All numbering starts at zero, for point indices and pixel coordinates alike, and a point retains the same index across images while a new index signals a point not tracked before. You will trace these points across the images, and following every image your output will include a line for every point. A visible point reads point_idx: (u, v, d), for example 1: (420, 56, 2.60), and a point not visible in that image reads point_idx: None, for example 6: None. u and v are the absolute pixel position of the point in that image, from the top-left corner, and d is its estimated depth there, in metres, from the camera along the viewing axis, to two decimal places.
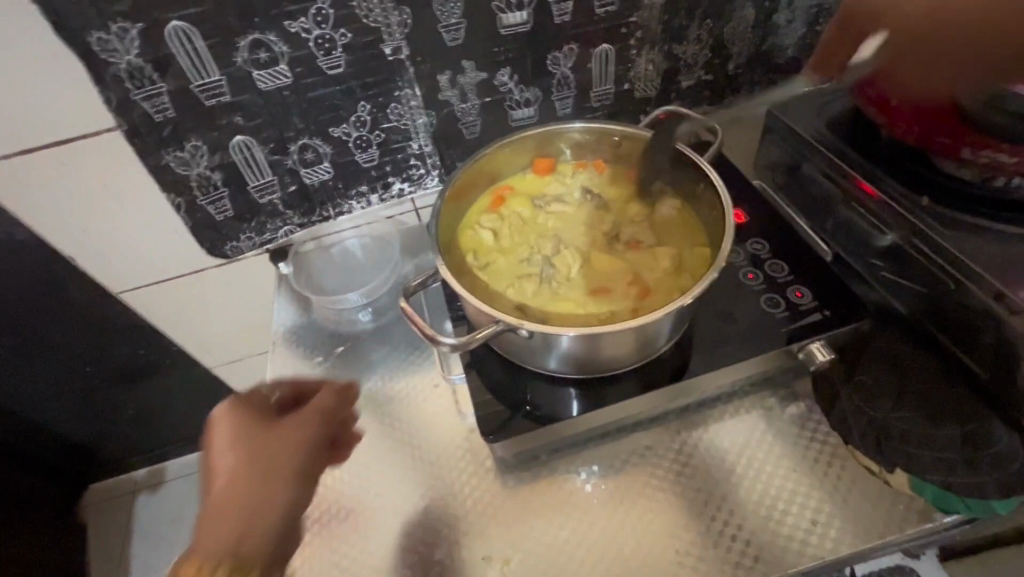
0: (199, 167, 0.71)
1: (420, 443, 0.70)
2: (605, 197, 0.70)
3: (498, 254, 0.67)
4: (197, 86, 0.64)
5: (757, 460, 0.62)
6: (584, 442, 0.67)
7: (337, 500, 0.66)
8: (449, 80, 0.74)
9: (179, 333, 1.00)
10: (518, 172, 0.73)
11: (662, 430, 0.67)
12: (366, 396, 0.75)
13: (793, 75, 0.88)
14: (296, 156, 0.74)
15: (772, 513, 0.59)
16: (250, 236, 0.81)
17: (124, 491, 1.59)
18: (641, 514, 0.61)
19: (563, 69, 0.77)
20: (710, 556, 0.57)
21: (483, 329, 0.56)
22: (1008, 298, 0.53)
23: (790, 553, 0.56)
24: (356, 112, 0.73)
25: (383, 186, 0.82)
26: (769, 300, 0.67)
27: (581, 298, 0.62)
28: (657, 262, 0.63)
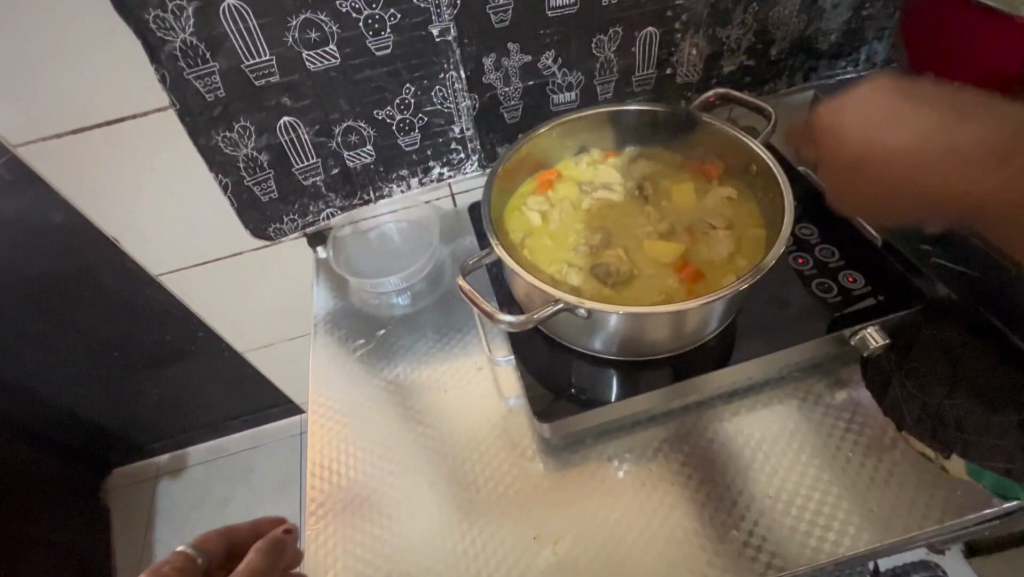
0: (247, 148, 0.71)
1: (464, 424, 0.70)
2: (652, 182, 0.70)
3: (546, 237, 0.66)
4: (247, 66, 0.64)
5: (805, 446, 0.62)
6: (628, 426, 0.67)
7: (385, 480, 0.67)
8: (494, 62, 0.74)
9: (213, 318, 1.01)
10: (566, 158, 0.72)
11: (708, 415, 0.66)
12: (409, 378, 0.75)
13: (835, 61, 0.87)
14: (341, 139, 0.74)
15: (822, 499, 0.59)
16: (293, 218, 0.81)
17: (148, 475, 1.61)
18: (688, 497, 0.61)
19: (607, 52, 0.77)
20: (761, 542, 0.57)
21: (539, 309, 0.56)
22: None
23: (839, 539, 0.56)
24: (401, 95, 0.73)
25: (423, 170, 0.82)
26: (820, 284, 0.66)
27: (634, 281, 0.61)
28: (710, 247, 0.63)
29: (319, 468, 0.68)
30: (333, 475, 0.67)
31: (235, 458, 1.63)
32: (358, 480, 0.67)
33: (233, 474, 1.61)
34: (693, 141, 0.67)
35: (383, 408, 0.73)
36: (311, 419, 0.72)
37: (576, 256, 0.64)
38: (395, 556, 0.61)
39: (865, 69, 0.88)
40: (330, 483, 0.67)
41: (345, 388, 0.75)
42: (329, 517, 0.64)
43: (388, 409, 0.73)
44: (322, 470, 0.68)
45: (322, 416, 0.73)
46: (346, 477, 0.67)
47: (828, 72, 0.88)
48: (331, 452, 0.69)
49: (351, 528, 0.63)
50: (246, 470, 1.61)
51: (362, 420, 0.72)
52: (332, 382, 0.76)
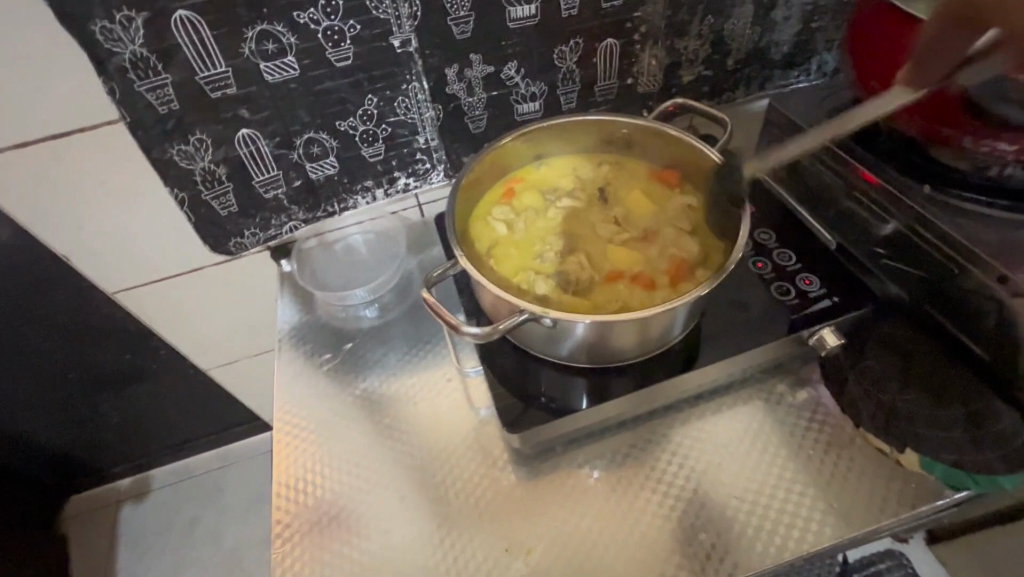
0: (204, 161, 0.69)
1: (435, 437, 0.69)
2: (613, 190, 0.70)
3: (512, 246, 0.66)
4: (202, 77, 0.63)
5: (770, 445, 0.64)
6: (598, 433, 0.67)
7: (356, 497, 0.65)
8: (457, 73, 0.74)
9: (174, 336, 0.98)
10: (529, 167, 0.73)
11: (676, 418, 0.67)
12: (378, 393, 0.74)
13: (789, 71, 0.90)
14: (302, 151, 0.73)
15: (787, 498, 0.60)
16: (255, 232, 0.78)
17: (109, 500, 1.56)
18: (659, 500, 0.62)
19: (569, 63, 0.78)
20: (730, 543, 0.58)
21: (504, 320, 0.55)
22: (1010, 280, 0.55)
23: (803, 536, 0.57)
24: (363, 106, 0.72)
25: (389, 181, 0.81)
26: (779, 287, 0.68)
27: (599, 286, 0.61)
28: (671, 251, 0.64)
29: (287, 488, 0.66)
30: (302, 495, 0.66)
31: (201, 479, 1.60)
32: (328, 500, 0.65)
33: (200, 497, 1.57)
34: (652, 149, 0.69)
35: (352, 423, 0.71)
36: (277, 438, 0.70)
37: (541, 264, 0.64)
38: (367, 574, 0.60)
39: (817, 78, 0.92)
40: (299, 503, 0.65)
41: (312, 405, 0.73)
42: (298, 538, 0.63)
43: (358, 424, 0.71)
44: (292, 489, 0.66)
45: (289, 434, 0.71)
46: (315, 497, 0.66)
47: (783, 81, 0.91)
48: (298, 470, 0.68)
49: (321, 548, 0.62)
50: (214, 492, 1.58)
51: (330, 436, 0.71)
52: (299, 398, 0.74)
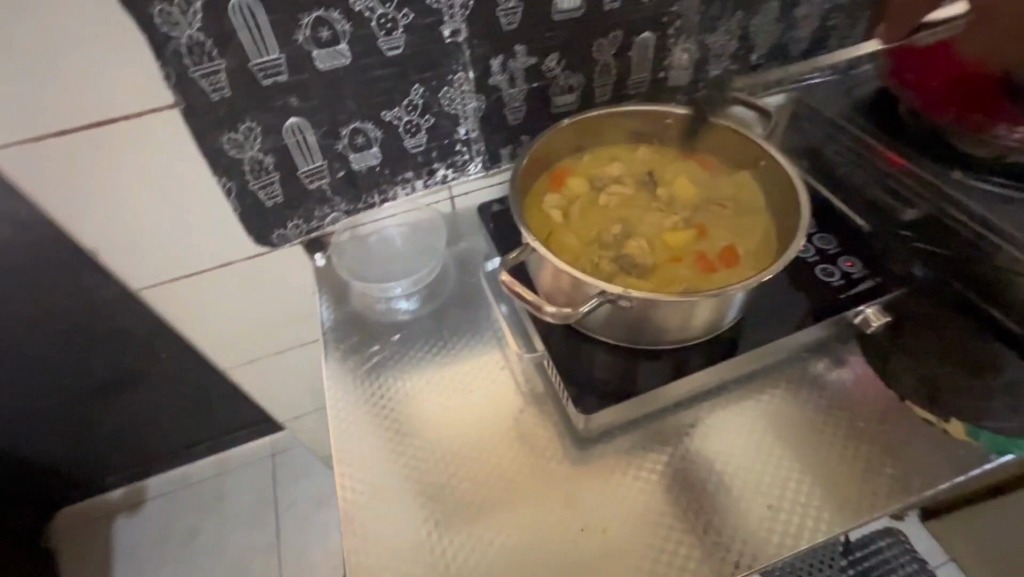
0: (252, 150, 0.67)
1: (492, 424, 0.70)
2: (660, 176, 0.71)
3: (568, 232, 0.66)
4: (255, 64, 0.62)
5: (819, 420, 0.66)
6: (653, 416, 0.69)
7: (420, 485, 0.66)
8: (501, 64, 0.75)
9: (198, 336, 0.94)
10: (575, 155, 0.73)
11: (727, 398, 0.70)
12: (429, 382, 0.74)
13: (805, 66, 0.93)
14: (347, 141, 0.73)
15: (840, 470, 0.63)
16: (298, 224, 0.78)
17: (102, 512, 1.51)
18: (716, 478, 0.64)
19: (607, 55, 0.80)
20: (788, 514, 0.61)
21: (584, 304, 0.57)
22: None
23: (859, 505, 0.60)
24: (409, 96, 0.72)
25: (428, 172, 0.81)
26: (823, 270, 0.70)
27: (659, 269, 0.62)
28: (724, 235, 0.65)
29: (349, 477, 0.67)
30: (372, 483, 0.66)
31: (199, 488, 1.55)
32: (392, 488, 0.66)
33: (199, 505, 1.53)
34: (696, 137, 0.70)
35: (407, 412, 0.72)
36: (341, 429, 0.70)
37: (601, 249, 0.64)
38: (447, 557, 0.61)
39: None
40: (371, 490, 0.66)
41: (364, 396, 0.73)
42: (365, 526, 0.63)
43: (417, 413, 0.72)
44: (354, 479, 0.66)
45: (349, 425, 0.71)
46: (379, 486, 0.66)
47: None
48: (357, 461, 0.68)
49: (390, 536, 0.62)
50: (215, 499, 1.54)
51: (386, 426, 0.71)
52: (356, 389, 0.74)
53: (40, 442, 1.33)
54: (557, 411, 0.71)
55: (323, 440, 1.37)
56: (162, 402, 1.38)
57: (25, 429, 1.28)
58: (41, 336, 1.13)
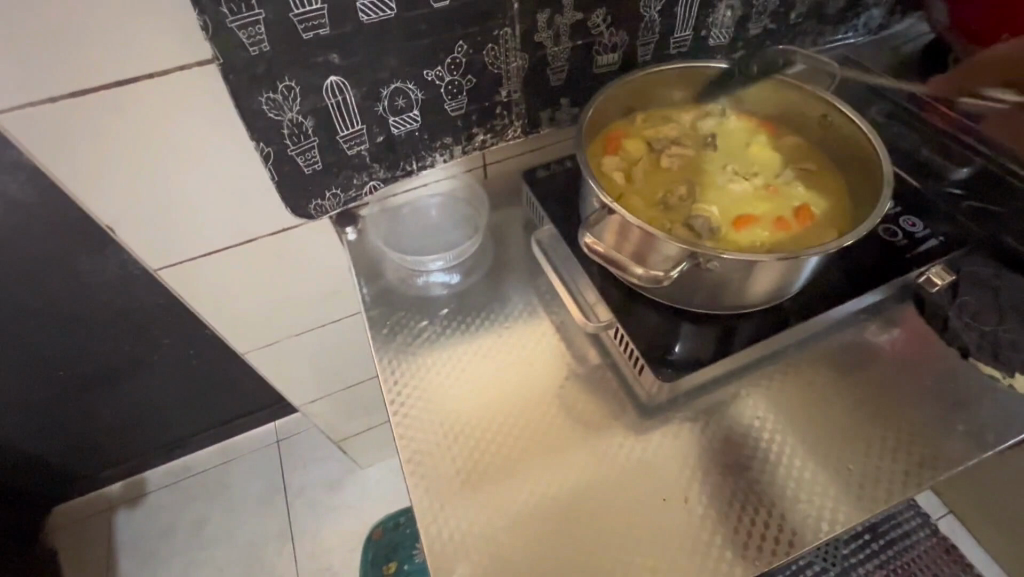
0: (291, 112, 0.62)
1: (551, 396, 0.69)
2: (719, 136, 0.68)
3: (633, 193, 0.64)
4: (296, 15, 0.56)
5: (875, 380, 0.67)
6: (715, 383, 0.68)
7: (488, 460, 0.64)
8: (547, 19, 0.70)
9: (218, 320, 0.88)
10: (629, 117, 0.70)
11: (785, 363, 0.69)
12: (483, 354, 0.72)
13: (840, 27, 0.89)
14: (387, 103, 0.68)
15: (905, 430, 0.64)
16: (336, 193, 0.73)
17: (102, 507, 1.45)
18: (782, 442, 0.64)
19: (652, 11, 0.76)
20: (859, 474, 0.61)
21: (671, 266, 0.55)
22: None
23: (923, 462, 0.62)
24: (452, 54, 0.68)
25: (467, 138, 0.77)
26: (886, 230, 0.70)
27: (737, 230, 0.60)
28: (793, 196, 0.63)
29: (410, 453, 0.64)
30: (435, 460, 0.64)
31: (204, 477, 1.50)
32: (457, 464, 0.64)
33: (206, 495, 1.48)
34: (755, 94, 0.68)
35: (465, 385, 0.70)
36: (395, 408, 0.68)
37: (672, 211, 0.62)
38: (524, 533, 0.59)
39: (864, 35, 0.91)
40: (435, 468, 0.63)
41: (417, 371, 0.71)
42: (433, 502, 0.61)
43: (472, 388, 0.69)
44: (416, 456, 0.64)
45: (406, 403, 0.68)
46: (443, 462, 0.64)
47: (833, 37, 0.90)
48: (418, 436, 0.66)
49: (460, 510, 0.61)
50: (222, 488, 1.49)
51: (445, 399, 0.69)
52: (407, 366, 0.71)
53: (37, 436, 1.26)
54: (616, 381, 0.70)
55: (339, 427, 1.31)
56: (165, 391, 1.32)
57: (20, 424, 1.21)
58: (34, 326, 1.05)
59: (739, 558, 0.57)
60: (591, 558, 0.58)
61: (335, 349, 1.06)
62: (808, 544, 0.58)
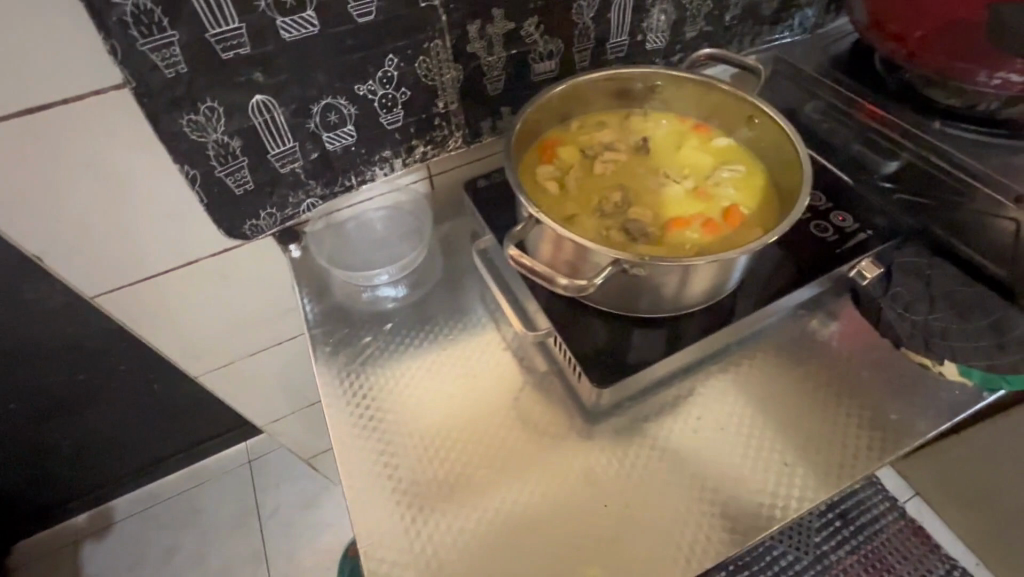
0: (216, 133, 0.61)
1: (499, 407, 0.68)
2: (652, 141, 0.69)
3: (564, 201, 0.63)
4: (213, 35, 0.55)
5: (815, 373, 0.68)
6: (660, 385, 0.69)
7: (434, 475, 0.64)
8: (478, 30, 0.70)
9: (167, 344, 0.86)
10: (564, 125, 0.70)
11: (728, 362, 0.70)
12: (431, 368, 0.72)
13: (775, 27, 0.91)
14: (319, 119, 0.67)
15: (843, 421, 0.65)
16: (272, 212, 0.72)
17: (67, 540, 1.41)
18: (727, 439, 0.65)
19: (585, 18, 0.77)
20: (801, 469, 0.62)
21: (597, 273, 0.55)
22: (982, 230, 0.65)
23: (863, 451, 0.63)
24: (383, 67, 0.67)
25: (406, 150, 0.76)
26: (817, 226, 0.71)
27: (666, 234, 0.60)
28: (723, 198, 0.64)
29: (358, 473, 0.64)
30: (379, 479, 0.63)
31: (173, 504, 1.47)
32: (404, 483, 0.63)
33: (175, 522, 1.44)
34: (686, 99, 0.69)
35: (412, 400, 0.69)
36: (338, 427, 0.67)
37: (603, 217, 0.62)
38: (469, 548, 0.59)
39: (799, 34, 0.93)
40: (378, 487, 0.63)
41: (363, 389, 0.70)
42: (380, 521, 0.61)
43: (417, 403, 0.69)
44: (363, 475, 0.64)
45: (349, 423, 0.67)
46: (390, 479, 0.63)
47: (769, 37, 0.92)
48: (366, 454, 0.65)
49: (408, 528, 0.60)
50: (192, 513, 1.46)
51: (391, 416, 0.68)
52: (352, 383, 0.71)
53: None
54: (564, 387, 0.70)
55: (306, 445, 1.29)
56: (126, 418, 1.29)
57: None
58: None
59: (685, 557, 0.58)
60: (540, 571, 0.58)
61: (294, 367, 1.05)
62: (752, 540, 0.59)
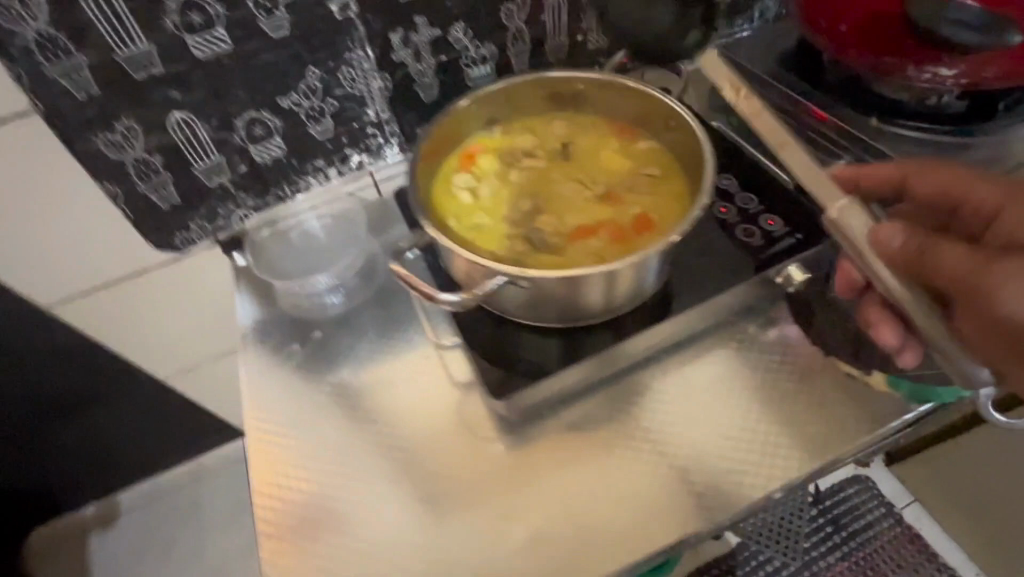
0: (135, 150, 0.64)
1: (421, 422, 0.65)
2: (574, 146, 0.68)
3: (474, 211, 0.63)
4: (121, 56, 0.57)
5: (753, 384, 0.64)
6: (583, 394, 0.65)
7: (349, 488, 0.62)
8: (402, 38, 0.70)
9: (131, 347, 0.92)
10: (487, 131, 0.69)
11: (658, 369, 0.66)
12: (361, 388, 0.68)
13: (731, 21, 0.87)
14: (244, 133, 0.68)
15: (774, 432, 0.61)
16: (201, 224, 0.74)
17: (71, 533, 1.49)
18: (653, 456, 0.61)
19: (516, 21, 0.76)
20: (724, 484, 0.59)
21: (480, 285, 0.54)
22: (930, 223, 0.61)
23: (790, 464, 0.59)
24: (305, 79, 0.68)
25: (340, 159, 0.77)
26: (744, 231, 0.66)
27: (569, 244, 0.59)
28: (635, 205, 0.63)
29: (271, 483, 0.62)
30: (289, 490, 0.62)
31: (168, 500, 1.52)
32: (316, 494, 0.61)
33: (170, 517, 1.50)
34: (611, 103, 0.67)
35: (335, 411, 0.67)
36: (256, 436, 0.65)
37: (509, 227, 0.61)
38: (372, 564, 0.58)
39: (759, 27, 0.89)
40: (288, 498, 0.61)
41: (289, 417, 0.67)
42: (287, 531, 0.60)
43: (338, 413, 0.67)
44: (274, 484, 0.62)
45: (268, 431, 0.66)
46: (302, 489, 0.62)
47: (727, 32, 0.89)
48: (282, 466, 0.63)
49: (315, 543, 0.59)
50: (185, 509, 1.51)
51: (311, 426, 0.66)
52: (274, 390, 0.68)
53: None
54: None
55: None
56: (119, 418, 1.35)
57: None
58: None
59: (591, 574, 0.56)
60: None
61: None
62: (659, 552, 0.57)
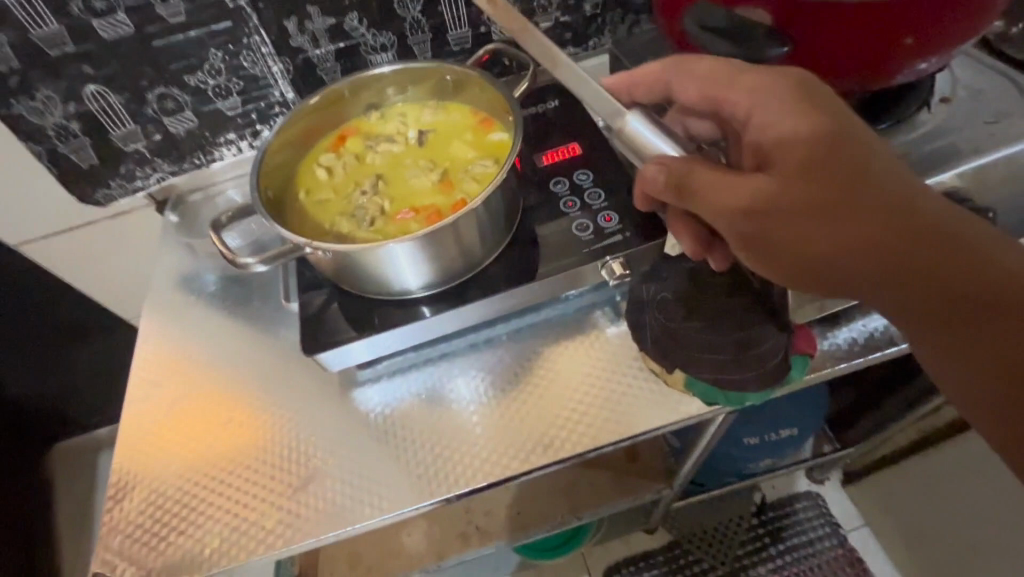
0: (54, 116, 0.74)
1: (271, 374, 0.71)
2: (434, 133, 0.72)
3: (327, 189, 0.71)
4: (36, 35, 0.68)
5: (566, 370, 0.67)
6: (412, 362, 0.70)
7: (193, 419, 0.68)
8: (297, 26, 0.77)
9: (84, 286, 1.04)
10: (363, 115, 0.75)
11: (490, 348, 0.71)
12: (228, 337, 0.74)
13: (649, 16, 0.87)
14: (156, 106, 0.78)
15: (570, 415, 0.64)
16: (119, 183, 0.84)
17: None
18: (456, 420, 0.66)
19: (412, 12, 0.80)
20: (510, 455, 0.63)
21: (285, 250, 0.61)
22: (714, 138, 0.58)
23: (575, 444, 0.63)
24: (208, 60, 0.76)
25: (252, 134, 0.85)
26: (580, 224, 0.69)
27: (390, 222, 0.65)
28: (464, 191, 0.67)
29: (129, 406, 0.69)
30: (145, 415, 0.69)
31: None
32: (164, 421, 0.68)
33: None
34: (472, 95, 0.71)
35: (202, 355, 0.73)
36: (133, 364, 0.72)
37: (347, 204, 0.68)
38: (194, 485, 0.63)
39: None
40: (142, 421, 0.68)
41: (151, 353, 0.73)
42: (130, 447, 0.66)
43: (206, 356, 0.73)
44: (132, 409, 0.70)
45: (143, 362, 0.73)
46: (153, 415, 0.69)
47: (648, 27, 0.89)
48: (142, 392, 0.70)
49: (150, 461, 0.65)
50: None
51: (178, 363, 0.73)
52: (159, 330, 0.76)
53: None
54: None
55: None
56: None
57: None
58: None
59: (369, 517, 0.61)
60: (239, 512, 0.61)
61: None
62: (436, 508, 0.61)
